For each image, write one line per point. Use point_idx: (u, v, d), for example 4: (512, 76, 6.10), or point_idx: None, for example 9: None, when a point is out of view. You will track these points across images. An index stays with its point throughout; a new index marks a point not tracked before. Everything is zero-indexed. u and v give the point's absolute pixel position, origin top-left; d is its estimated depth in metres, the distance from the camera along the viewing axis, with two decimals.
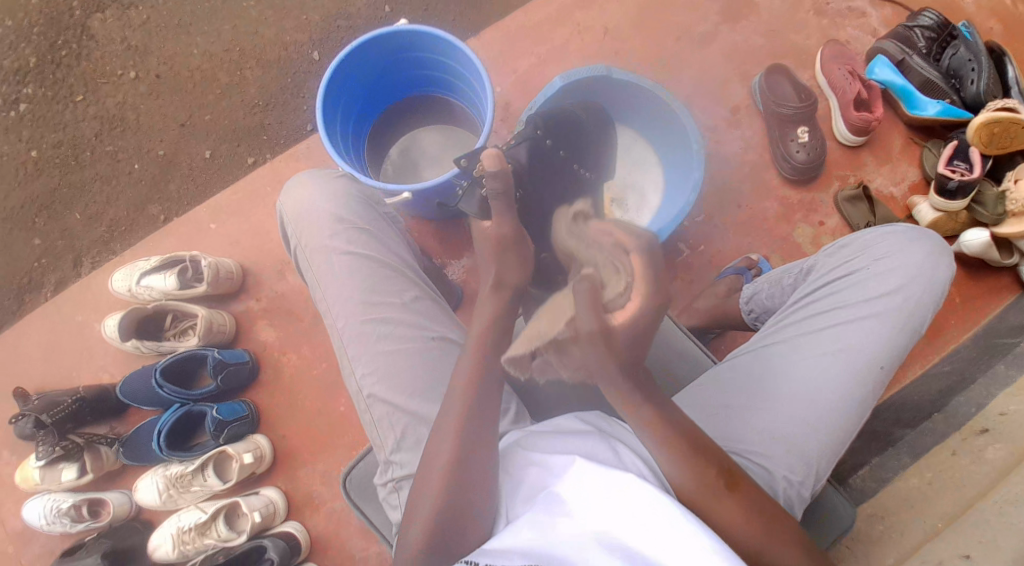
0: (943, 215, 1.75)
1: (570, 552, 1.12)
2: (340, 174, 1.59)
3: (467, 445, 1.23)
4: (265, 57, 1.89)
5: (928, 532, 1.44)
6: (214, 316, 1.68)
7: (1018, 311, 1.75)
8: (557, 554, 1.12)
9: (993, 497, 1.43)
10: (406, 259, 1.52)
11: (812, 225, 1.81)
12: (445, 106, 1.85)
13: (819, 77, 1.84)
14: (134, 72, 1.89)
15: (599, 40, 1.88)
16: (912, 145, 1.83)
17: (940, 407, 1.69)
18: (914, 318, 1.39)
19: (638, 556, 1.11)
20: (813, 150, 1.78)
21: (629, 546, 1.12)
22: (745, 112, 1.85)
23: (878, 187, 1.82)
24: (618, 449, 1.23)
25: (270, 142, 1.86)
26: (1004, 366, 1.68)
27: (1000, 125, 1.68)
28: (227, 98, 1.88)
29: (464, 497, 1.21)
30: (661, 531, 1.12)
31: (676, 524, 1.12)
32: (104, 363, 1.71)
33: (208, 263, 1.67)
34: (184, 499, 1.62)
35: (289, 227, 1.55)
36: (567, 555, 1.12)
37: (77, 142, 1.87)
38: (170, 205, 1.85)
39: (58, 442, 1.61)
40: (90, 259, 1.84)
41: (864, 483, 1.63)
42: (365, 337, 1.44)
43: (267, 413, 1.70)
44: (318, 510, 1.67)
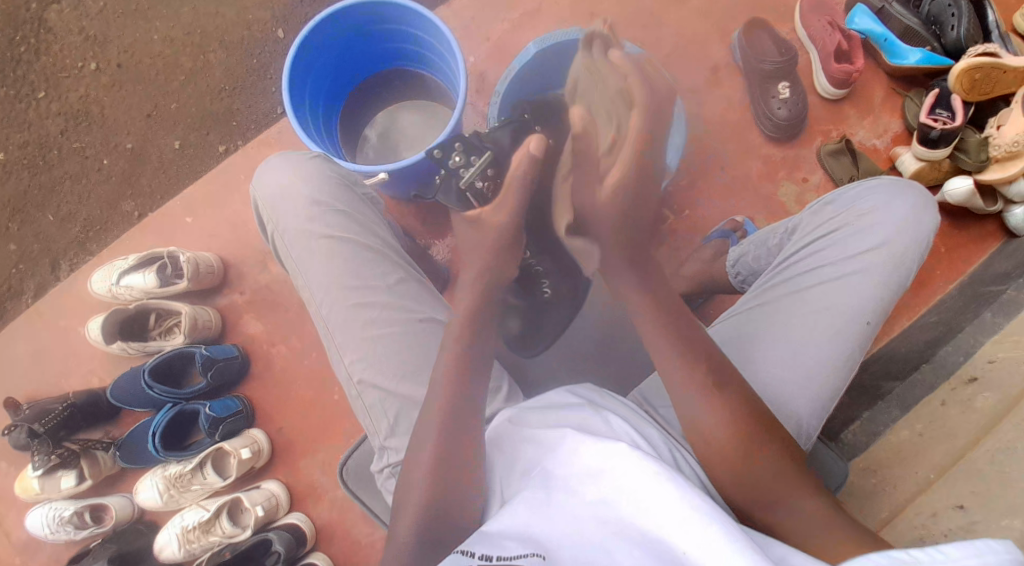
0: (927, 164, 1.73)
1: (564, 531, 1.13)
2: (314, 155, 1.54)
3: (453, 433, 1.23)
4: (228, 38, 1.82)
5: (920, 485, 1.48)
6: (198, 312, 1.66)
7: (1003, 258, 1.77)
8: (551, 533, 1.13)
9: (983, 445, 1.46)
10: (388, 241, 1.50)
11: (796, 182, 1.79)
12: (419, 80, 1.81)
13: (799, 29, 1.81)
14: (94, 63, 1.83)
15: (572, 2, 1.83)
16: (893, 95, 1.81)
17: (928, 356, 1.71)
18: (900, 272, 1.38)
19: (629, 526, 1.11)
20: (794, 106, 1.76)
21: (620, 518, 1.12)
22: (724, 69, 1.82)
23: (860, 141, 1.81)
24: (608, 417, 1.26)
25: (240, 128, 1.81)
26: (990, 314, 1.69)
27: (981, 71, 1.67)
28: (192, 84, 1.82)
29: (452, 482, 1.21)
30: (650, 496, 1.11)
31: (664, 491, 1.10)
32: (90, 368, 1.70)
33: (187, 259, 1.64)
34: (185, 498, 1.63)
35: (265, 212, 1.52)
36: (561, 535, 1.13)
37: (43, 140, 1.82)
38: (144, 201, 1.80)
39: (53, 451, 1.60)
40: (67, 262, 1.80)
41: (857, 437, 1.67)
42: (350, 323, 1.42)
43: (260, 407, 1.70)
44: (321, 499, 1.68)
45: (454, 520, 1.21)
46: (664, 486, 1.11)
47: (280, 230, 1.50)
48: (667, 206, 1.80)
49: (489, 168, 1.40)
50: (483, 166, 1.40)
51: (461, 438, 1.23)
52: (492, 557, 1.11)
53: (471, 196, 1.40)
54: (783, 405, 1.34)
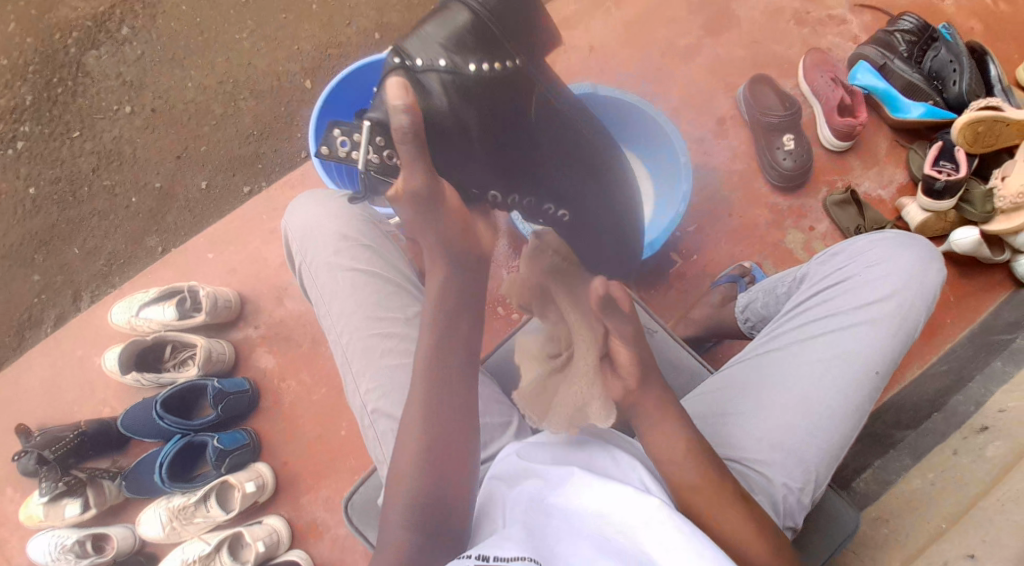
0: (933, 215, 1.76)
1: None
2: (341, 194, 1.59)
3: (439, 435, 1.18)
4: (257, 87, 1.90)
5: (931, 535, 1.44)
6: (213, 344, 1.68)
7: (1011, 308, 1.76)
8: None
9: (995, 495, 1.43)
10: (410, 276, 1.53)
11: (803, 230, 1.82)
12: None
13: (802, 84, 1.87)
14: (128, 107, 1.91)
15: (586, 58, 1.91)
16: (897, 147, 1.85)
17: (939, 406, 1.69)
18: (908, 322, 1.39)
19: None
20: (799, 157, 1.80)
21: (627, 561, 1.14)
22: (731, 122, 1.88)
23: (865, 191, 1.84)
24: (616, 456, 1.27)
25: (264, 171, 1.87)
26: (1000, 363, 1.69)
27: (984, 124, 1.70)
28: (222, 129, 1.89)
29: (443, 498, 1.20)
30: (657, 538, 1.14)
31: (671, 532, 1.14)
32: (104, 397, 1.72)
33: (206, 293, 1.68)
34: (187, 531, 1.62)
35: (294, 244, 1.56)
36: None
37: (75, 177, 1.89)
38: (168, 237, 1.86)
39: (60, 477, 1.61)
40: (89, 293, 1.85)
41: (868, 486, 1.64)
42: (368, 352, 1.44)
43: (268, 442, 1.71)
44: (323, 538, 1.66)
45: (442, 530, 1.20)
46: (673, 531, 1.14)
47: (307, 262, 1.54)
48: (674, 251, 1.82)
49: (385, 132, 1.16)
50: (370, 138, 1.16)
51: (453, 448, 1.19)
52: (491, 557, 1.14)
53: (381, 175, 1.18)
54: (794, 450, 1.34)
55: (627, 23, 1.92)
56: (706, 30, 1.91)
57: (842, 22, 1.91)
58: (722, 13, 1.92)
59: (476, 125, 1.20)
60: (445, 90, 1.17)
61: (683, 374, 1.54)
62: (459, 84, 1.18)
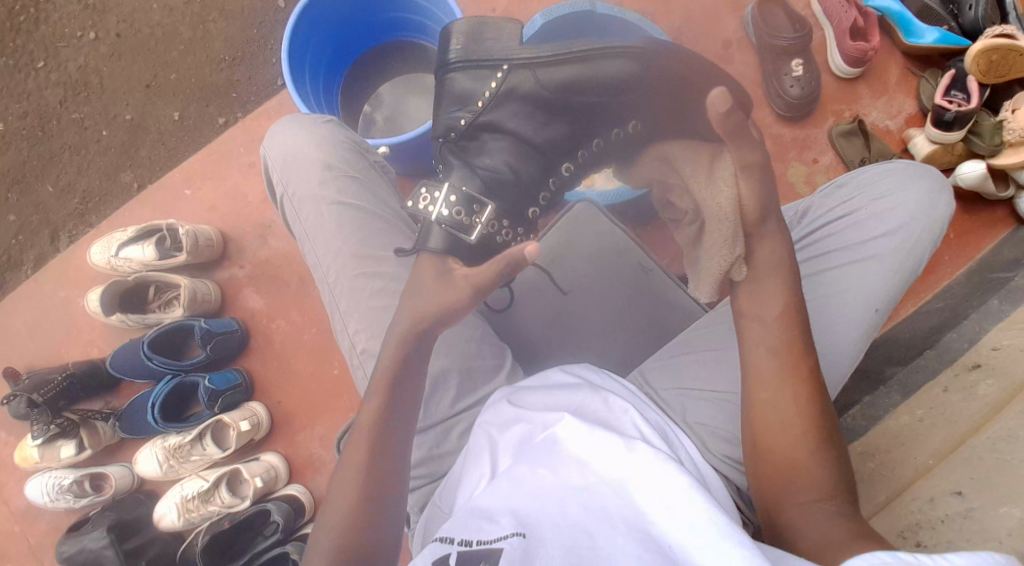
0: (940, 147, 1.70)
1: (547, 506, 1.17)
2: (323, 119, 1.51)
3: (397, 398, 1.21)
4: (227, 7, 1.78)
5: (919, 472, 1.46)
6: (198, 284, 1.64)
7: (1012, 246, 1.73)
8: (535, 507, 1.17)
9: (986, 433, 1.43)
10: (399, 210, 1.48)
11: (806, 163, 1.76)
12: (420, 48, 1.73)
13: (814, 5, 1.77)
14: (93, 33, 1.79)
15: None
16: (908, 77, 1.77)
17: (932, 343, 1.69)
18: (912, 259, 1.37)
19: (608, 502, 1.16)
20: (807, 84, 1.72)
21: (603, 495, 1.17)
22: (736, 46, 1.78)
23: (873, 122, 1.77)
24: (608, 398, 1.31)
25: (240, 100, 1.77)
26: (997, 301, 1.67)
27: (999, 52, 1.62)
28: (191, 54, 1.78)
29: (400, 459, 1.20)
30: (634, 469, 1.18)
31: (644, 462, 1.18)
32: (90, 338, 1.69)
33: (185, 231, 1.61)
34: (184, 468, 1.63)
35: (275, 174, 1.49)
36: (542, 509, 1.17)
37: (43, 111, 1.79)
38: (143, 171, 1.78)
39: (53, 420, 1.59)
40: (67, 233, 1.78)
41: (856, 421, 1.68)
42: (356, 291, 1.40)
43: (261, 381, 1.70)
44: (321, 473, 1.68)
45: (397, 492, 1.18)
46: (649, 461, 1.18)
47: (290, 193, 1.47)
48: None
49: (505, 218, 1.28)
50: (455, 200, 1.23)
51: (405, 411, 1.21)
52: (473, 541, 1.16)
53: (452, 230, 1.24)
54: None
55: None
56: None
57: None
58: None
59: (537, 139, 1.26)
60: (489, 139, 1.26)
61: (679, 312, 1.56)
62: (495, 125, 1.25)
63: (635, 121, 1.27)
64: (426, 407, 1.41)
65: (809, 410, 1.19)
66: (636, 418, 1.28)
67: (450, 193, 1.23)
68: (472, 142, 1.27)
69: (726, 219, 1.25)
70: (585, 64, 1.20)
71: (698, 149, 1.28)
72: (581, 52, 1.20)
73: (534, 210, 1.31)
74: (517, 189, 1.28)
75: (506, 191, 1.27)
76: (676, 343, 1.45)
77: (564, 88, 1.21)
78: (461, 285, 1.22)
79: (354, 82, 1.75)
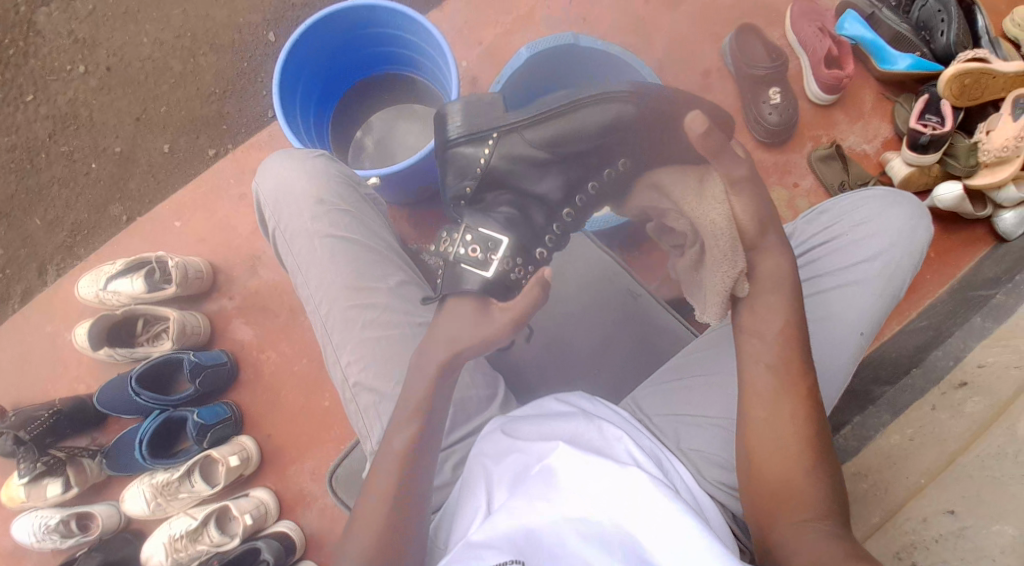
0: (916, 170, 1.74)
1: (553, 538, 1.17)
2: (316, 154, 1.50)
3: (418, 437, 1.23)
4: (218, 41, 1.80)
5: (911, 491, 1.47)
6: (187, 317, 1.64)
7: (991, 264, 1.77)
8: (540, 538, 1.17)
9: (973, 452, 1.45)
10: (391, 243, 1.49)
11: (787, 187, 1.79)
12: (411, 82, 1.77)
13: (790, 35, 1.82)
14: (82, 66, 1.81)
15: (565, 8, 1.83)
16: (884, 101, 1.82)
17: (918, 361, 1.70)
18: (892, 283, 1.39)
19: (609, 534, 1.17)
20: (785, 111, 1.76)
21: (604, 528, 1.17)
22: (717, 75, 1.83)
23: (850, 146, 1.81)
24: (602, 426, 1.30)
25: (230, 133, 1.78)
26: (979, 319, 1.68)
27: (971, 77, 1.68)
28: (181, 88, 1.80)
29: (416, 495, 1.21)
30: (633, 501, 1.18)
31: (642, 495, 1.18)
32: (78, 374, 1.67)
33: (176, 263, 1.62)
34: (172, 507, 1.61)
35: (267, 209, 1.50)
36: (547, 541, 1.17)
37: (32, 145, 1.81)
38: (133, 205, 1.78)
39: (38, 458, 1.57)
40: (55, 267, 1.77)
41: (847, 442, 1.67)
42: (348, 323, 1.41)
43: (250, 414, 1.68)
44: (311, 507, 1.66)
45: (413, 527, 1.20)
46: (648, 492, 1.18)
47: (282, 228, 1.48)
48: None
49: (518, 256, 1.27)
50: (469, 243, 1.25)
51: (428, 447, 1.24)
52: None
53: (467, 266, 1.26)
54: None
55: None
56: None
57: None
58: None
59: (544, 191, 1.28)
60: (495, 196, 1.28)
61: (668, 336, 1.56)
62: (500, 182, 1.26)
63: (624, 157, 1.30)
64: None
65: (806, 428, 1.20)
66: (631, 447, 1.27)
67: (470, 236, 1.26)
68: (480, 203, 1.28)
69: (722, 233, 1.28)
70: (572, 116, 1.24)
71: (687, 169, 1.31)
72: (566, 103, 1.23)
73: (542, 250, 1.30)
74: (526, 228, 1.29)
75: (520, 228, 1.28)
76: (669, 368, 1.46)
77: (553, 144, 1.24)
78: (500, 321, 1.25)
79: (347, 113, 1.79)
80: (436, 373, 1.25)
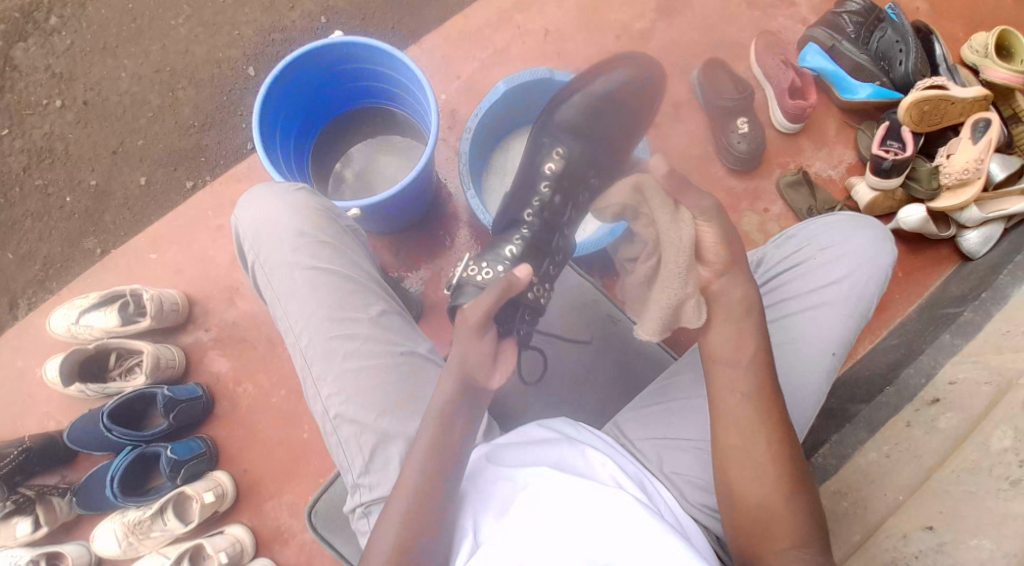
0: (881, 194, 1.79)
1: None
2: (297, 186, 1.46)
3: (425, 473, 1.19)
4: (197, 76, 1.87)
5: (891, 506, 1.48)
6: (161, 350, 1.61)
7: (958, 283, 1.81)
8: None
9: (950, 466, 1.46)
10: (372, 272, 1.44)
11: (758, 212, 1.84)
12: (389, 115, 1.80)
13: (754, 67, 1.88)
14: (59, 101, 1.86)
15: (540, 42, 1.88)
16: (846, 128, 1.89)
17: (891, 379, 1.72)
18: (863, 303, 1.41)
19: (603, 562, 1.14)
20: (753, 140, 1.81)
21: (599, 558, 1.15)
22: (687, 105, 1.88)
23: (817, 172, 1.87)
24: (586, 452, 1.29)
25: (208, 164, 1.84)
26: (948, 336, 1.71)
27: (930, 103, 1.73)
28: (159, 121, 1.85)
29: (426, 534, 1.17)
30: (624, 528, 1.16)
31: (631, 522, 1.16)
32: (48, 410, 1.65)
33: (150, 296, 1.60)
34: (145, 545, 1.55)
35: (245, 242, 1.45)
36: None
37: (6, 178, 1.84)
38: (107, 237, 1.82)
39: (8, 496, 1.53)
40: (26, 301, 1.80)
41: (827, 460, 1.66)
42: (330, 355, 1.37)
43: (227, 448, 1.65)
44: (289, 544, 1.62)
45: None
46: (636, 518, 1.17)
47: (260, 260, 1.43)
48: None
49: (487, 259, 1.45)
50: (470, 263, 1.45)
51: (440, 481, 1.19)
52: None
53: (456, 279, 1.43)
54: None
55: (580, 5, 1.90)
56: (658, 13, 1.91)
57: (791, 4, 1.93)
58: None
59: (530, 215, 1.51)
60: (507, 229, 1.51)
61: (647, 361, 1.57)
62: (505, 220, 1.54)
63: (557, 149, 1.55)
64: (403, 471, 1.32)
65: (782, 452, 1.18)
66: (616, 473, 1.27)
67: (501, 260, 1.45)
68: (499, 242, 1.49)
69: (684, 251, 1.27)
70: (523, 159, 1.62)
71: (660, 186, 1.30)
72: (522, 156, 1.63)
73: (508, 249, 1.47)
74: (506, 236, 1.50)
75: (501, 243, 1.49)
76: (649, 392, 1.44)
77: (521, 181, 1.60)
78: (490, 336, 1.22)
79: (325, 147, 1.81)
80: (452, 400, 1.21)
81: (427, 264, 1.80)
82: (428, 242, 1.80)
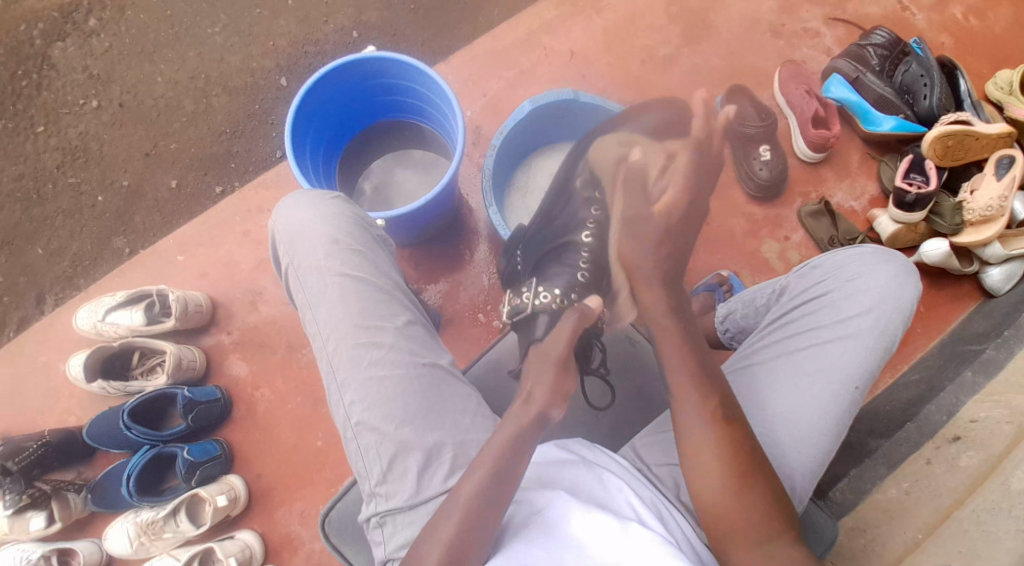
0: (903, 227, 1.79)
1: None
2: (333, 196, 1.49)
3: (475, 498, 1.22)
4: (231, 84, 1.90)
5: (909, 543, 1.46)
6: (183, 351, 1.63)
7: (979, 320, 1.80)
8: None
9: (970, 505, 1.45)
10: (399, 283, 1.46)
11: (778, 240, 1.84)
12: (417, 130, 1.83)
13: (779, 96, 1.90)
14: (95, 101, 1.90)
15: (566, 63, 1.91)
16: (869, 159, 1.89)
17: (911, 415, 1.70)
18: (886, 337, 1.40)
19: None
20: (775, 168, 1.82)
21: None
22: None
23: (839, 202, 1.87)
24: (603, 475, 1.31)
25: (238, 170, 1.87)
26: (970, 372, 1.71)
27: (955, 139, 1.75)
28: (192, 126, 1.89)
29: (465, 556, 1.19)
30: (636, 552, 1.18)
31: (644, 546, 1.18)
32: (69, 405, 1.67)
33: (176, 297, 1.63)
34: (156, 546, 1.56)
35: (280, 248, 1.47)
36: None
37: (39, 174, 1.88)
38: (135, 238, 1.85)
39: (24, 490, 1.54)
40: (53, 297, 1.83)
41: (844, 495, 1.63)
42: (353, 362, 1.38)
43: (241, 452, 1.66)
44: (298, 551, 1.62)
45: None
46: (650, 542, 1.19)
47: (293, 266, 1.45)
48: None
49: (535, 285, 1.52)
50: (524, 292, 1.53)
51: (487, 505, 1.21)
52: None
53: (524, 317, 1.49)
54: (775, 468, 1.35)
55: (608, 29, 1.93)
56: (684, 38, 1.93)
57: (816, 35, 1.95)
58: (700, 23, 1.94)
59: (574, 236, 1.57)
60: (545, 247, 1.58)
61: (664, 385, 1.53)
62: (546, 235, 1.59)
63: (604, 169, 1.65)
64: (419, 482, 1.32)
65: None
66: (631, 496, 1.28)
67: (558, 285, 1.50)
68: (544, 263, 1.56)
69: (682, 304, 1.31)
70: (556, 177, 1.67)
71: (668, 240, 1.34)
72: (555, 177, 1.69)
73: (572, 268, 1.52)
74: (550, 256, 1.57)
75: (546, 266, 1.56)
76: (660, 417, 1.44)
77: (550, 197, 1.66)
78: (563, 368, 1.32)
79: (353, 158, 1.84)
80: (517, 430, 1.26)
81: (445, 278, 1.81)
82: (449, 258, 1.82)
